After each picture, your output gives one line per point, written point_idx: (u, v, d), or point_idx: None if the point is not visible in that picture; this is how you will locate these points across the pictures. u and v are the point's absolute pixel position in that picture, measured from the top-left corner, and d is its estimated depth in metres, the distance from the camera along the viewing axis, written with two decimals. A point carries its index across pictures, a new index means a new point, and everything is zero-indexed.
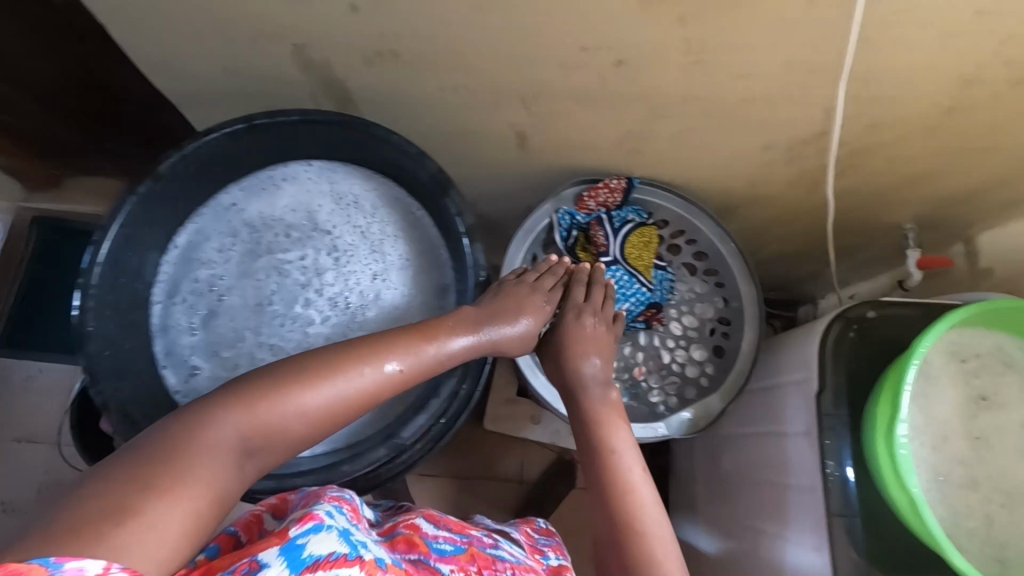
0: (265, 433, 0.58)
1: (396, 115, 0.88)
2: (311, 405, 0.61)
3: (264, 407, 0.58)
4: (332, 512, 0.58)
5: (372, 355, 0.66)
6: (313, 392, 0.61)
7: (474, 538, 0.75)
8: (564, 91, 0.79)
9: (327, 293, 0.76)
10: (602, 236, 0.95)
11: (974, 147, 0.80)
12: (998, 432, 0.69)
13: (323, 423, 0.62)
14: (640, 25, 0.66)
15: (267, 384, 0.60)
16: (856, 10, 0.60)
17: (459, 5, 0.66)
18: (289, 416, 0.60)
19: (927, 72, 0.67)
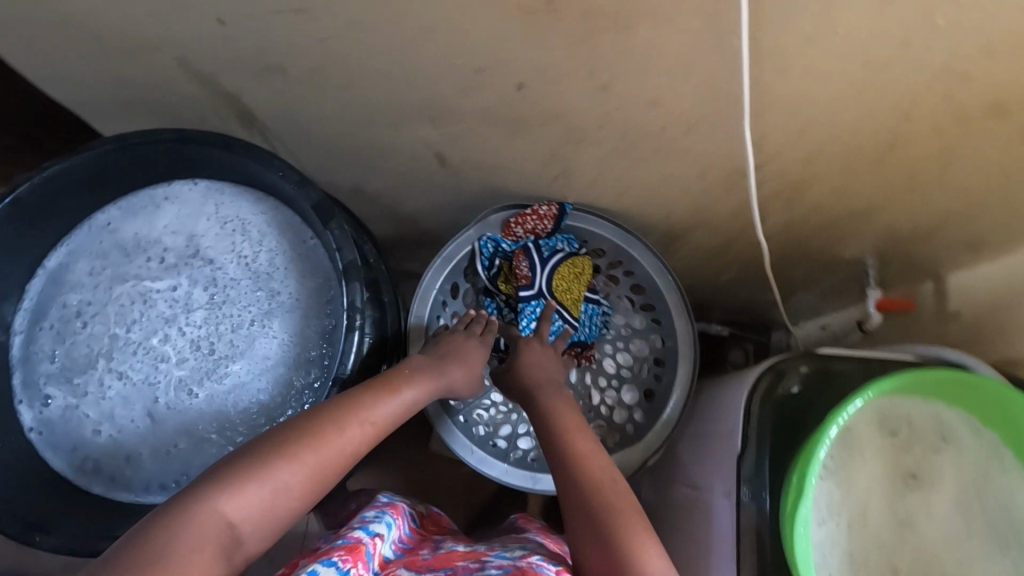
0: (256, 519, 0.52)
1: (302, 131, 0.81)
2: (292, 478, 0.54)
3: (249, 490, 0.52)
4: (316, 570, 0.54)
5: (347, 413, 0.60)
6: (292, 463, 0.55)
7: (458, 568, 0.62)
8: (469, 112, 0.72)
9: (191, 329, 0.71)
10: (528, 267, 0.87)
11: (927, 185, 0.71)
12: (926, 515, 0.62)
13: (313, 496, 0.56)
14: (529, 47, 0.58)
15: (246, 462, 0.54)
16: (764, 38, 0.52)
17: (329, 19, 0.59)
18: (278, 494, 0.53)
19: (858, 106, 0.59)
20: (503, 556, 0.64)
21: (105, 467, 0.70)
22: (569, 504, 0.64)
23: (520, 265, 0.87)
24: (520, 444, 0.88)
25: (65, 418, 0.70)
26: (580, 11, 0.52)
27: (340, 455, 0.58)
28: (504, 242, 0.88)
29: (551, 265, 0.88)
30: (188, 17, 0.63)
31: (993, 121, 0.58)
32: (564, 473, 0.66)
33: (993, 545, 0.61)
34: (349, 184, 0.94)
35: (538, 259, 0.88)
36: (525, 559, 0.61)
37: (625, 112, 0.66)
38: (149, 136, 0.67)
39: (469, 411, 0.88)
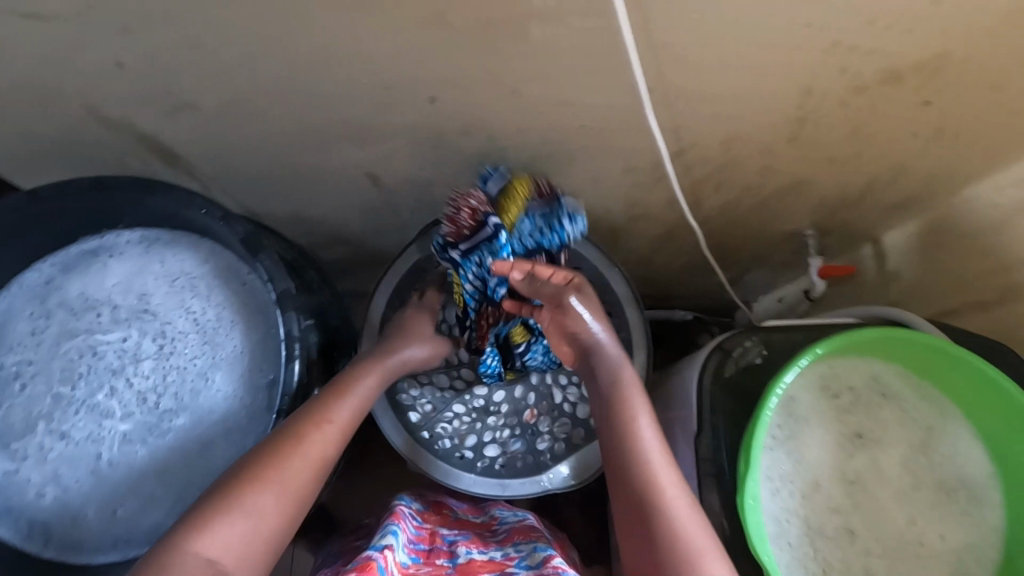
0: (239, 552, 0.52)
1: (231, 165, 0.80)
2: (266, 503, 0.55)
3: (224, 524, 0.52)
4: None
5: (307, 425, 0.61)
6: (261, 486, 0.55)
7: None
8: (392, 130, 0.71)
9: (138, 382, 0.70)
10: (462, 235, 0.74)
11: (846, 154, 0.73)
12: (874, 472, 0.63)
13: (295, 514, 0.57)
14: (434, 61, 0.58)
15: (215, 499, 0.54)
16: (655, 31, 0.53)
17: (229, 52, 0.59)
18: (256, 517, 0.54)
19: (760, 86, 0.60)
20: (527, 566, 0.65)
21: (55, 530, 0.68)
22: (627, 510, 0.61)
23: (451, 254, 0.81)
24: (487, 452, 0.87)
25: (6, 485, 0.68)
26: (472, 18, 0.52)
27: (307, 469, 0.58)
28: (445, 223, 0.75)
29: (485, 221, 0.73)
30: (90, 66, 0.62)
31: (888, 90, 0.60)
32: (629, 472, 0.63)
33: (942, 493, 0.63)
34: (289, 213, 0.93)
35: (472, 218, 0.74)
36: (554, 569, 0.62)
37: (541, 113, 0.66)
38: (60, 189, 0.67)
39: (432, 425, 0.88)
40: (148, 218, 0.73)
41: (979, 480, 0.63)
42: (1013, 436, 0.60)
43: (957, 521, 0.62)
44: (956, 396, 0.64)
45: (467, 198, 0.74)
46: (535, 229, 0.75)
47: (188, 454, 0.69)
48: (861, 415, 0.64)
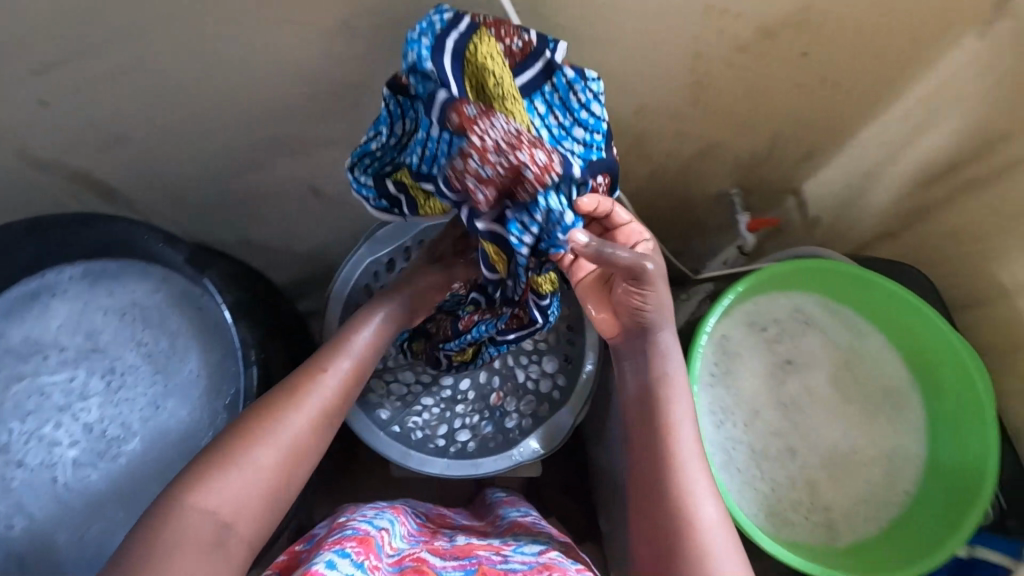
0: (240, 510, 0.52)
1: (172, 195, 0.82)
2: (264, 465, 0.55)
3: (220, 485, 0.52)
4: (333, 559, 0.51)
5: (301, 387, 0.61)
6: (263, 441, 0.56)
7: (482, 557, 0.60)
8: (324, 139, 0.75)
9: (84, 417, 0.71)
10: (493, 199, 0.53)
11: (748, 112, 0.79)
12: (806, 393, 0.69)
13: (300, 469, 0.57)
14: (350, 64, 0.63)
15: (213, 458, 0.54)
16: (545, 12, 0.58)
17: (150, 74, 0.62)
18: (259, 472, 0.54)
19: (653, 56, 0.66)
20: (523, 550, 0.62)
21: (21, 561, 0.67)
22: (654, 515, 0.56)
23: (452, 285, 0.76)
24: (459, 437, 0.90)
25: None
26: (375, 19, 0.57)
27: (308, 425, 0.59)
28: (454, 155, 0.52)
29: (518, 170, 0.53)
30: (17, 108, 0.64)
31: (767, 47, 0.67)
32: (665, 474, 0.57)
33: (868, 401, 0.69)
34: (238, 238, 0.95)
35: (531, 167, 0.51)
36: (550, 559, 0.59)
37: None
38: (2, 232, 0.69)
39: (403, 420, 0.90)
40: (87, 253, 0.74)
41: (899, 386, 0.69)
42: (928, 341, 0.65)
43: (883, 425, 0.68)
44: (875, 313, 0.69)
45: (488, 121, 0.50)
46: (569, 137, 0.58)
47: (143, 484, 0.69)
48: (789, 340, 0.70)
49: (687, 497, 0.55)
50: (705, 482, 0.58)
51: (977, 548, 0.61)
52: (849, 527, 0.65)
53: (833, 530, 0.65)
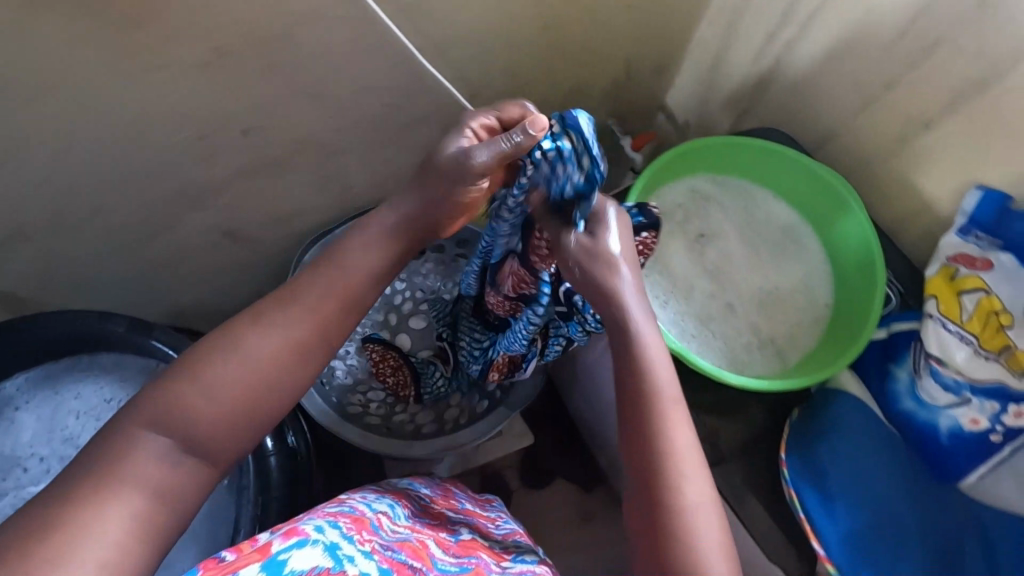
0: (199, 427, 0.45)
1: (88, 277, 0.81)
2: (223, 381, 0.46)
3: (164, 408, 0.44)
4: (321, 527, 0.50)
5: (271, 311, 0.48)
6: (226, 364, 0.46)
7: (481, 561, 0.62)
8: (219, 177, 0.76)
9: None
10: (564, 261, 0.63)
11: (592, 50, 0.88)
12: (723, 257, 0.79)
13: (272, 396, 0.47)
14: (223, 92, 0.66)
15: (170, 375, 0.46)
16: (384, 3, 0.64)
17: (25, 152, 0.63)
18: (219, 395, 0.45)
19: (497, 13, 0.73)
20: (518, 561, 0.66)
21: None
22: (641, 510, 0.45)
23: (475, 131, 0.53)
24: (449, 414, 0.94)
25: None
26: (242, 39, 0.61)
27: (280, 356, 0.47)
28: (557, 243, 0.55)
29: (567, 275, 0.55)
30: None
31: None
32: (644, 460, 0.45)
33: (773, 245, 0.81)
34: (171, 311, 0.94)
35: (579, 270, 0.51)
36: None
37: (343, 108, 0.75)
38: None
39: (391, 418, 0.94)
40: (27, 361, 0.73)
41: (792, 223, 0.81)
42: (795, 179, 0.78)
43: (792, 258, 0.80)
44: (752, 168, 0.80)
45: None
46: None
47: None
48: (699, 223, 0.81)
49: (670, 470, 0.45)
50: (692, 450, 0.46)
51: (892, 325, 0.73)
52: (793, 348, 0.75)
53: (782, 355, 0.75)
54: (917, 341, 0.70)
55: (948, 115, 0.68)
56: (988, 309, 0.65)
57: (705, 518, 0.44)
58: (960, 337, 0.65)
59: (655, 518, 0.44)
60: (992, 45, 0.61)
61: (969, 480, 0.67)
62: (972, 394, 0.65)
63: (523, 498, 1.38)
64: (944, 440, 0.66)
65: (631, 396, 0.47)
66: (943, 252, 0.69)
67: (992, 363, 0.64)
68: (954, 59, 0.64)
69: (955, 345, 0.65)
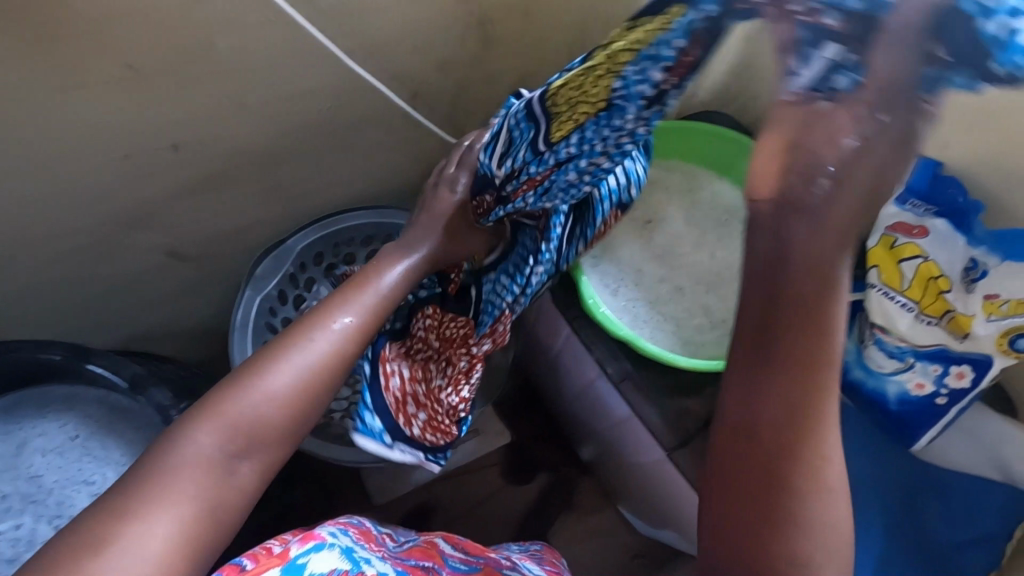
0: (249, 433, 0.50)
1: (32, 310, 0.79)
2: (276, 387, 0.52)
3: (221, 414, 0.50)
4: (335, 532, 0.61)
5: (314, 324, 0.57)
6: (273, 372, 0.52)
7: (490, 559, 0.66)
8: (159, 197, 0.75)
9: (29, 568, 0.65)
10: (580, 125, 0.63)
11: (530, 43, 0.89)
12: (672, 240, 0.80)
13: (316, 398, 0.54)
14: (150, 109, 0.65)
15: (227, 384, 0.52)
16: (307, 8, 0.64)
17: None
18: (272, 404, 0.51)
19: (427, 12, 0.74)
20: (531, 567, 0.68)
21: None
22: (761, 496, 0.42)
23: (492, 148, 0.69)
24: None
25: None
26: (162, 52, 0.60)
27: (323, 364, 0.55)
28: (844, 67, 0.33)
29: (804, 94, 0.34)
30: None
31: None
32: (790, 446, 0.41)
33: (720, 225, 0.81)
34: (129, 340, 0.91)
35: (863, 138, 0.33)
36: None
37: (279, 114, 0.74)
38: None
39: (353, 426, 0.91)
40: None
41: (738, 202, 0.82)
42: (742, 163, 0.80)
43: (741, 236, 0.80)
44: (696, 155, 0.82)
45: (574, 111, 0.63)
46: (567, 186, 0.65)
47: None
48: (646, 208, 0.81)
49: (813, 460, 0.41)
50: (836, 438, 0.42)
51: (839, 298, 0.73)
52: None
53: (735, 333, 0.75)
54: (862, 310, 0.71)
55: None
56: (927, 275, 0.66)
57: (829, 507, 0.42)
58: (902, 305, 0.66)
59: (773, 494, 0.41)
60: None
61: (921, 443, 0.69)
62: (915, 359, 0.66)
63: (511, 498, 1.37)
64: (893, 406, 0.68)
65: (799, 380, 0.40)
66: (883, 222, 0.70)
67: (933, 327, 0.65)
68: None
69: (899, 313, 0.66)
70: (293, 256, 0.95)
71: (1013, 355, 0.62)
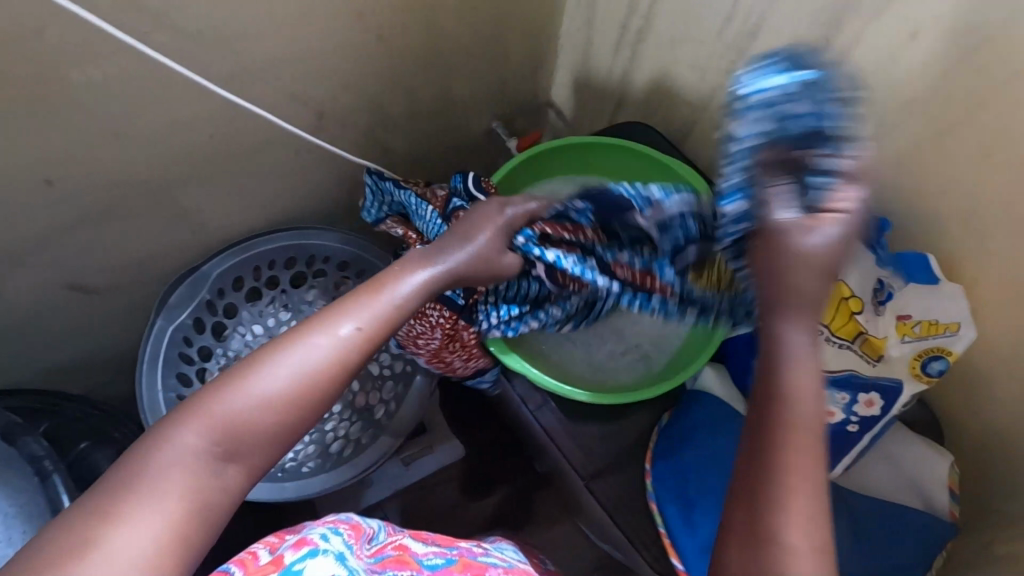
0: (238, 434, 0.43)
1: None
2: (272, 388, 0.44)
3: (212, 411, 0.42)
4: (327, 533, 0.52)
5: (325, 317, 0.48)
6: (271, 370, 0.44)
7: (462, 548, 0.64)
8: (47, 231, 0.72)
9: None
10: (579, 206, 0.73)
11: (440, 53, 0.87)
12: None
13: (314, 407, 0.45)
14: (15, 143, 0.62)
15: (223, 375, 0.44)
16: (177, 35, 0.62)
17: None
18: (270, 409, 0.43)
19: (319, 31, 0.71)
20: (501, 551, 0.69)
21: None
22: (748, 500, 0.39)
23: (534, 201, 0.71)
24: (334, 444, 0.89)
25: None
26: (16, 84, 0.58)
27: (328, 365, 0.46)
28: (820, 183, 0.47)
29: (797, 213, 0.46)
30: None
31: None
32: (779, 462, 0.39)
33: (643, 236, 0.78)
34: (43, 375, 0.88)
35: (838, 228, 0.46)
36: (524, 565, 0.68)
37: (167, 141, 0.72)
38: None
39: None
40: None
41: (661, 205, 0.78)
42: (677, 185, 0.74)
43: None
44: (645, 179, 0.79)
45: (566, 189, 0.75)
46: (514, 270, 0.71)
47: None
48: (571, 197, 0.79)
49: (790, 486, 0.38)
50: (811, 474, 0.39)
51: None
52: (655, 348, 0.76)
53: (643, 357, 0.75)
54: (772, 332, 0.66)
55: None
56: (838, 295, 0.62)
57: (802, 569, 0.37)
58: None
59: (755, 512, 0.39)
60: (800, 25, 0.59)
61: (838, 470, 0.66)
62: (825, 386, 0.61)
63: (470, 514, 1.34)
64: None
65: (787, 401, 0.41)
66: None
67: (846, 350, 0.63)
68: (774, 40, 0.62)
69: None
70: (209, 283, 0.91)
71: (925, 378, 0.60)
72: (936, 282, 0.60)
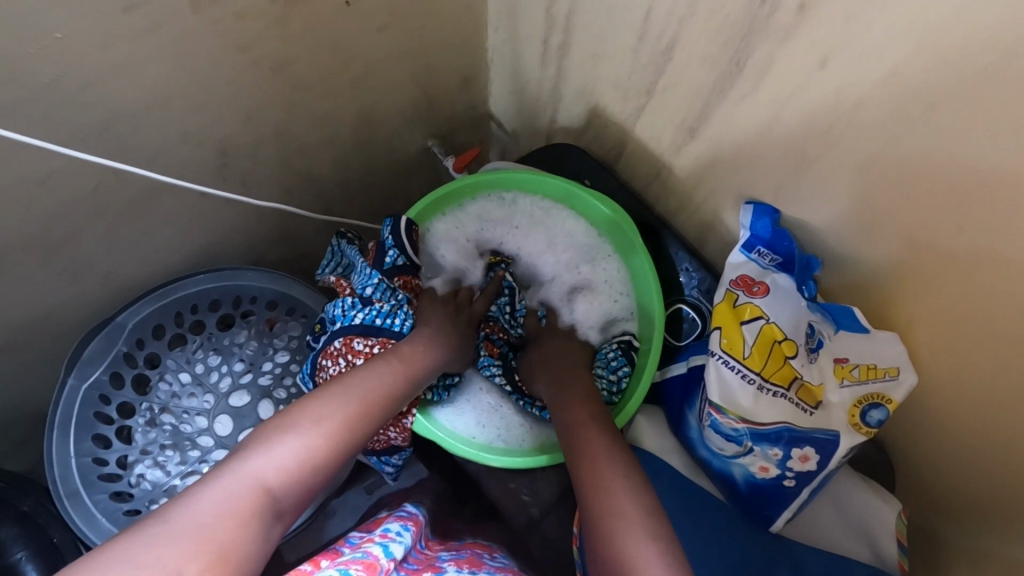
0: (289, 483, 0.50)
1: None
2: (314, 445, 0.53)
3: (267, 461, 0.50)
4: None
5: (348, 389, 0.60)
6: (312, 430, 0.54)
7: None
8: None
9: None
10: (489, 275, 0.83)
11: (354, 77, 0.80)
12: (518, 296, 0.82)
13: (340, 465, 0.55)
14: None
15: (267, 434, 0.53)
16: (28, 90, 0.55)
17: None
18: (315, 463, 0.53)
19: (202, 68, 0.64)
20: None
21: None
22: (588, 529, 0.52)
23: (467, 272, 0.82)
24: None
25: None
26: None
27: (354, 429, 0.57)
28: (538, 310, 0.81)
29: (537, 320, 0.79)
30: None
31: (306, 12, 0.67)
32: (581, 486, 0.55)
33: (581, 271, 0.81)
34: None
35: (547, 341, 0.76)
36: None
37: (43, 195, 0.66)
38: None
39: None
40: None
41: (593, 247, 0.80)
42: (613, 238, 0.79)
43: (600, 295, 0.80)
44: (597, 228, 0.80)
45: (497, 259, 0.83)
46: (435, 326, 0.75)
47: None
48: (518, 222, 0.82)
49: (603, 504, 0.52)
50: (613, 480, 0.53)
51: (692, 358, 0.67)
52: None
53: None
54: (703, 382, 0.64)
55: (702, 122, 0.61)
56: (769, 338, 0.58)
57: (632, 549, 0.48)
58: (742, 376, 0.58)
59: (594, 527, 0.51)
60: (716, 45, 0.53)
61: (778, 524, 0.62)
62: (754, 443, 0.59)
63: None
64: (741, 486, 0.62)
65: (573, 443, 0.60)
66: (727, 275, 0.63)
67: (779, 399, 0.57)
68: (692, 59, 0.56)
69: (739, 386, 0.58)
70: (126, 334, 0.85)
71: (864, 430, 0.55)
72: (866, 330, 0.56)
